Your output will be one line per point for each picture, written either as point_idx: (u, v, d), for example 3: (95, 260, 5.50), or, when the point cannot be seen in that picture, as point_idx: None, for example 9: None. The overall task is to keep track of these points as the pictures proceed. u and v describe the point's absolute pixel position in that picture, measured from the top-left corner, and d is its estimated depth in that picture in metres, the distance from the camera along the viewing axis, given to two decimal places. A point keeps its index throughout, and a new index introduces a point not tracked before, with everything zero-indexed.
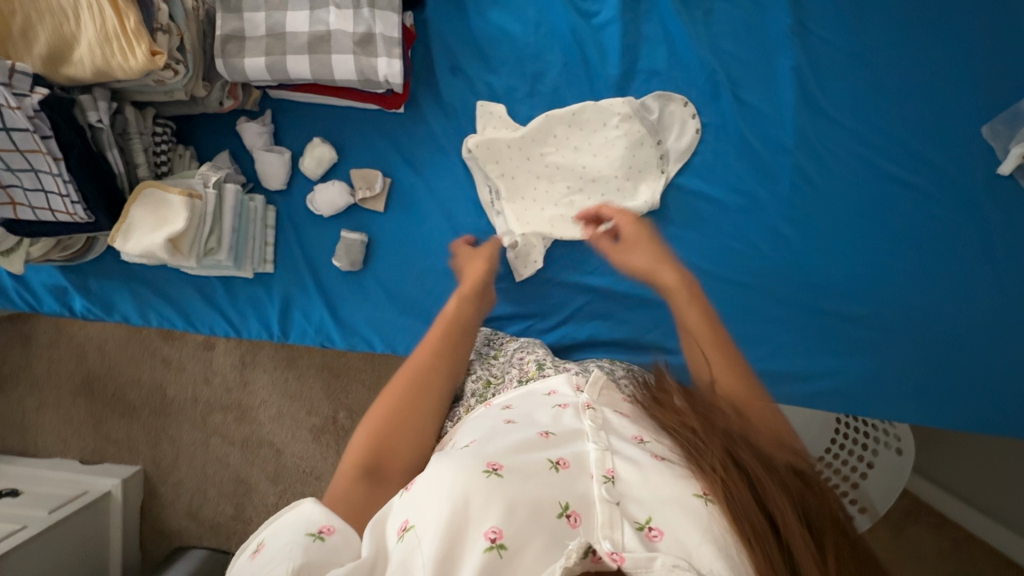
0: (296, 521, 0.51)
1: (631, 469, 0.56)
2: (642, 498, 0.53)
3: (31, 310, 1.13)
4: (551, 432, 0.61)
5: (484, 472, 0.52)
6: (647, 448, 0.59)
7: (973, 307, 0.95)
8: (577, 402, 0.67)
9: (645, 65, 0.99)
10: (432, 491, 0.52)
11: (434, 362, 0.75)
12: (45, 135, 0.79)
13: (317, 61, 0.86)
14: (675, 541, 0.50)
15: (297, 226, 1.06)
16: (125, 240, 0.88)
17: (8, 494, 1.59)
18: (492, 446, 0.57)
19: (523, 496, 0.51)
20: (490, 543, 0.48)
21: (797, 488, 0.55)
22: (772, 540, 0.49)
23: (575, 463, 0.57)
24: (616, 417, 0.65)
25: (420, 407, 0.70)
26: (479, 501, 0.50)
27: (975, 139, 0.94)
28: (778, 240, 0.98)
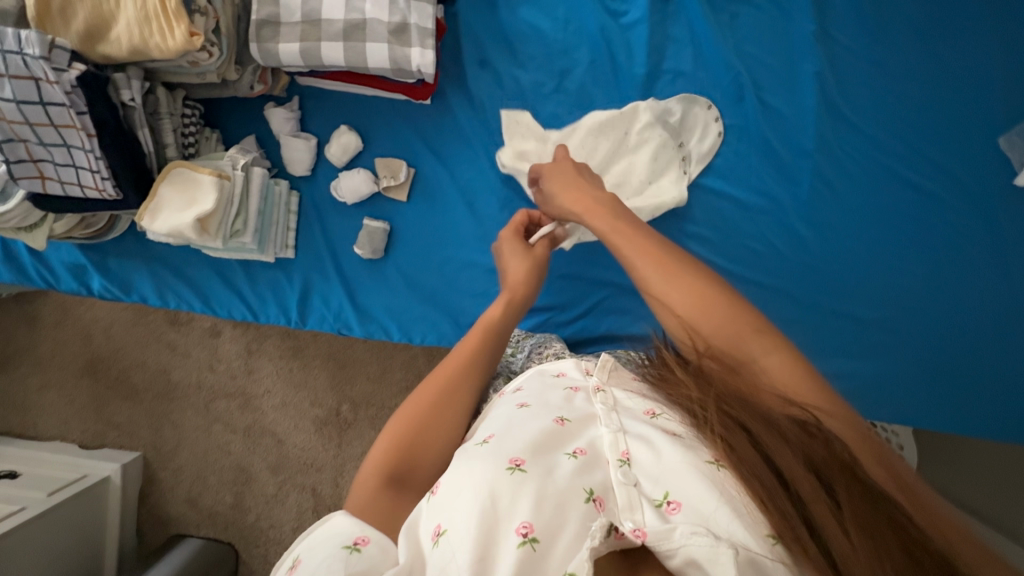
0: (331, 534, 0.53)
1: (644, 448, 0.57)
2: (655, 473, 0.54)
3: (48, 287, 1.13)
4: (566, 419, 0.61)
5: (508, 469, 0.54)
6: (658, 423, 0.59)
7: (986, 315, 0.97)
8: (587, 385, 0.68)
9: (672, 65, 1.01)
10: (459, 490, 0.54)
11: (459, 379, 0.71)
12: (80, 110, 0.80)
13: (350, 49, 0.86)
14: (690, 511, 0.50)
15: (320, 212, 1.06)
16: (153, 219, 0.89)
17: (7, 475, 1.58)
18: (510, 438, 0.58)
19: (548, 487, 0.53)
20: (523, 538, 0.49)
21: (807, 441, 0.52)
22: (785, 496, 0.48)
23: (592, 449, 0.58)
24: (626, 396, 0.65)
25: (437, 432, 0.66)
26: (506, 496, 0.52)
27: (992, 150, 0.96)
28: (795, 242, 1.00)
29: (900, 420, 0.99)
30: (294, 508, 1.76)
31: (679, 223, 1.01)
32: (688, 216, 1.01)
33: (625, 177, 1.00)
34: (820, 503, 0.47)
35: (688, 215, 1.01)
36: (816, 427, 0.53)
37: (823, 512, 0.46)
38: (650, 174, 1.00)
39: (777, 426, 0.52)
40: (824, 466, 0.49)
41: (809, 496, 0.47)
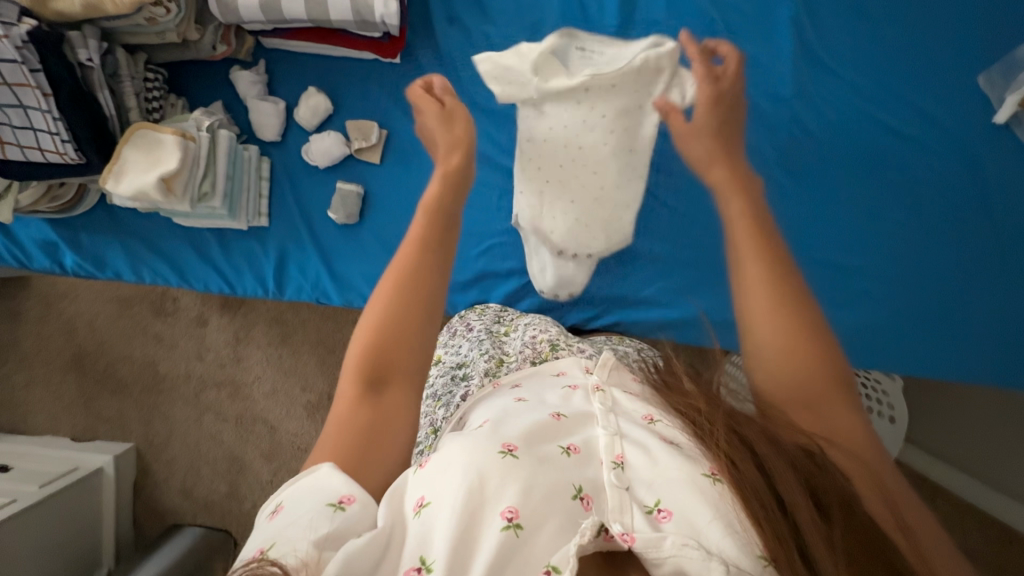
0: (317, 487, 0.51)
1: (640, 453, 0.54)
2: (649, 480, 0.51)
3: (20, 267, 1.11)
4: (562, 416, 0.59)
5: (498, 453, 0.51)
6: (656, 430, 0.57)
7: (971, 257, 0.96)
8: (587, 382, 0.66)
9: (644, 15, 0.99)
10: (445, 469, 0.51)
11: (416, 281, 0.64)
12: (34, 68, 0.78)
13: (312, 0, 0.84)
14: (685, 522, 0.47)
15: (293, 178, 1.04)
16: (117, 182, 0.86)
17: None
18: (505, 428, 0.56)
19: (537, 477, 0.50)
20: (507, 522, 0.46)
21: (807, 469, 0.52)
22: (783, 521, 0.48)
23: (586, 448, 0.55)
24: (626, 398, 0.63)
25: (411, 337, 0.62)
26: (495, 479, 0.49)
27: (972, 90, 0.95)
28: (773, 191, 0.99)
29: (885, 369, 0.98)
30: None
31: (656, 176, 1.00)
32: None
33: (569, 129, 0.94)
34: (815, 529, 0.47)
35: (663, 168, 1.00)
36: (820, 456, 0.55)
37: (814, 536, 0.47)
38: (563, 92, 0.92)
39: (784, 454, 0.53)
40: (823, 492, 0.51)
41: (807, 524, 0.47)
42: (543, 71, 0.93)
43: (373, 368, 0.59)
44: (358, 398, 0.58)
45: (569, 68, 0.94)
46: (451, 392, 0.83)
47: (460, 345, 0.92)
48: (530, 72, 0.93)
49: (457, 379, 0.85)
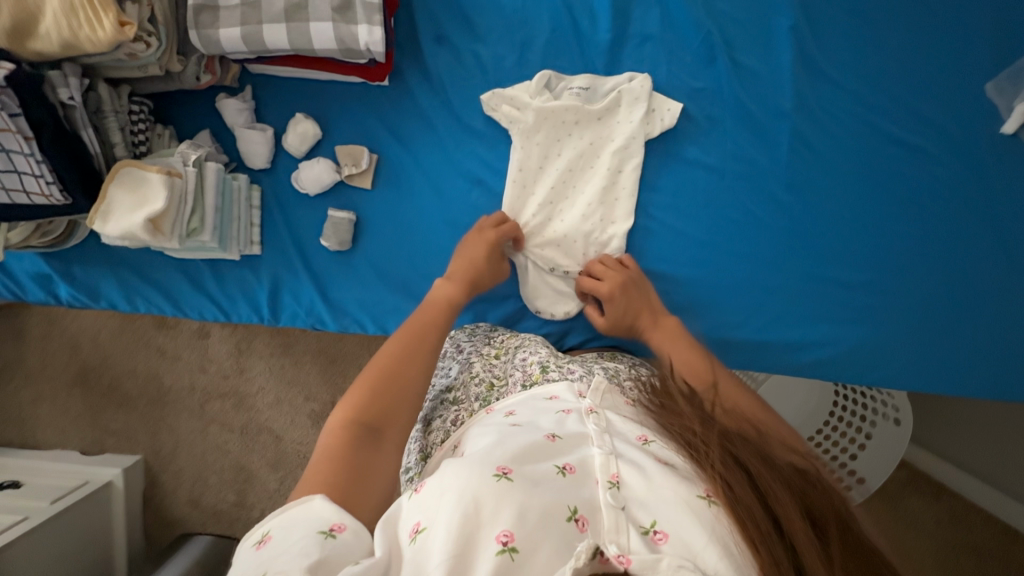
0: (308, 516, 0.51)
1: (636, 473, 0.54)
2: (646, 501, 0.51)
3: (15, 299, 1.11)
4: (557, 437, 0.59)
5: (493, 477, 0.50)
6: (651, 450, 0.57)
7: (971, 271, 0.94)
8: (580, 407, 0.65)
9: (638, 30, 0.96)
10: (442, 492, 0.50)
11: (421, 345, 0.77)
12: (13, 112, 0.76)
13: (294, 30, 0.81)
14: (681, 547, 0.47)
15: (283, 205, 1.03)
16: (104, 222, 0.85)
17: (9, 486, 1.58)
18: (499, 451, 0.55)
19: (533, 499, 0.49)
20: (502, 546, 0.45)
21: (798, 487, 0.52)
22: (778, 542, 0.47)
23: (581, 467, 0.55)
24: (620, 420, 0.63)
25: (406, 389, 0.71)
26: (491, 503, 0.48)
27: (978, 99, 0.92)
28: (773, 207, 0.96)
29: (887, 384, 0.97)
30: None
31: (652, 196, 0.98)
32: (661, 186, 0.98)
33: (552, 158, 0.98)
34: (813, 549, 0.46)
35: (661, 185, 0.98)
36: (814, 480, 0.54)
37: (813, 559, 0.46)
38: (545, 125, 0.97)
39: (778, 475, 0.52)
40: (820, 515, 0.50)
41: (801, 542, 0.47)
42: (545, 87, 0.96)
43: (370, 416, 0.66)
44: (351, 437, 0.62)
45: (572, 82, 0.96)
46: (441, 416, 0.82)
47: (448, 368, 0.91)
48: (533, 88, 0.96)
49: (448, 403, 0.84)
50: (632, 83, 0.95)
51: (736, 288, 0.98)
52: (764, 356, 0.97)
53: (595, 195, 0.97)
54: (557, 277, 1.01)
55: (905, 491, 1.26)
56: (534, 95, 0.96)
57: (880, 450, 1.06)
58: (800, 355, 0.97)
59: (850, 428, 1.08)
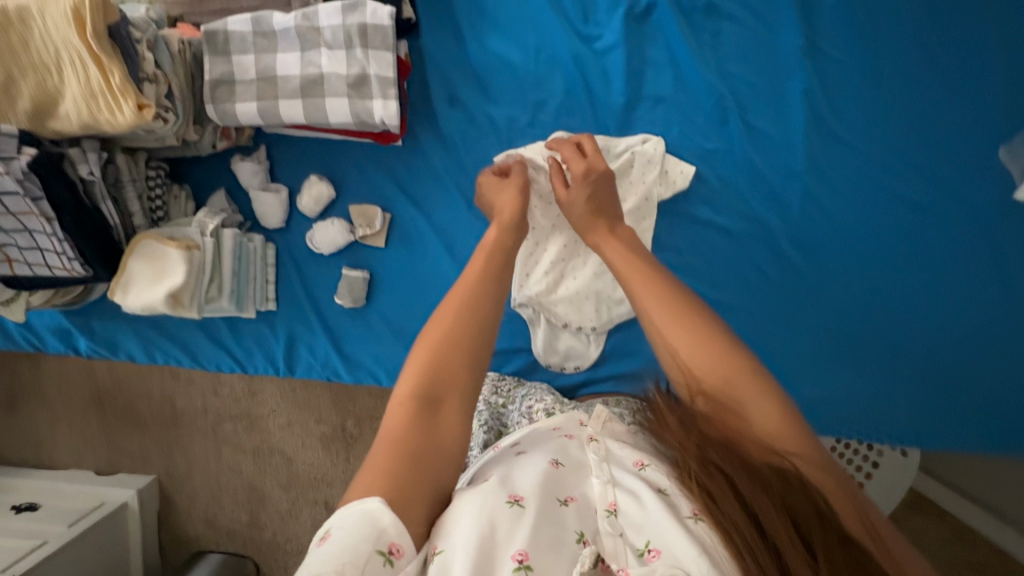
0: (366, 527, 0.46)
1: (633, 501, 0.52)
2: (642, 523, 0.50)
3: (36, 350, 1.13)
4: (561, 462, 0.56)
5: (507, 504, 0.50)
6: (648, 475, 0.54)
7: (986, 334, 0.93)
8: (581, 433, 0.62)
9: (651, 91, 0.96)
10: (456, 515, 0.49)
11: (485, 288, 0.64)
12: (36, 196, 0.77)
13: (310, 105, 0.82)
14: (675, 563, 0.46)
15: (298, 263, 1.04)
16: (124, 293, 0.88)
17: (26, 509, 1.60)
18: (506, 475, 0.55)
19: (542, 525, 0.49)
20: (518, 565, 0.45)
21: (779, 488, 0.48)
22: (763, 548, 0.45)
23: (582, 498, 0.54)
24: (619, 447, 0.59)
25: (472, 342, 0.59)
26: (505, 526, 0.48)
27: (993, 163, 0.91)
28: (786, 267, 0.96)
29: (902, 443, 0.96)
30: (309, 522, 1.71)
31: (664, 255, 0.98)
32: (673, 246, 0.98)
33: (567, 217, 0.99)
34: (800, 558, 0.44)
35: (674, 245, 0.98)
36: (797, 475, 0.49)
37: (799, 563, 0.44)
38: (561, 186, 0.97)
39: (759, 477, 0.49)
40: (805, 518, 0.47)
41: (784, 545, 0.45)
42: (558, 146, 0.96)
43: (431, 383, 0.56)
44: (413, 414, 0.53)
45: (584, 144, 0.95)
46: None
47: None
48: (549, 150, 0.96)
49: None
50: (648, 147, 0.95)
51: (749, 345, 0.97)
52: None
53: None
54: (569, 332, 1.03)
55: (912, 511, 1.24)
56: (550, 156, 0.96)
57: (887, 479, 1.04)
58: (814, 414, 0.96)
59: (856, 459, 1.04)
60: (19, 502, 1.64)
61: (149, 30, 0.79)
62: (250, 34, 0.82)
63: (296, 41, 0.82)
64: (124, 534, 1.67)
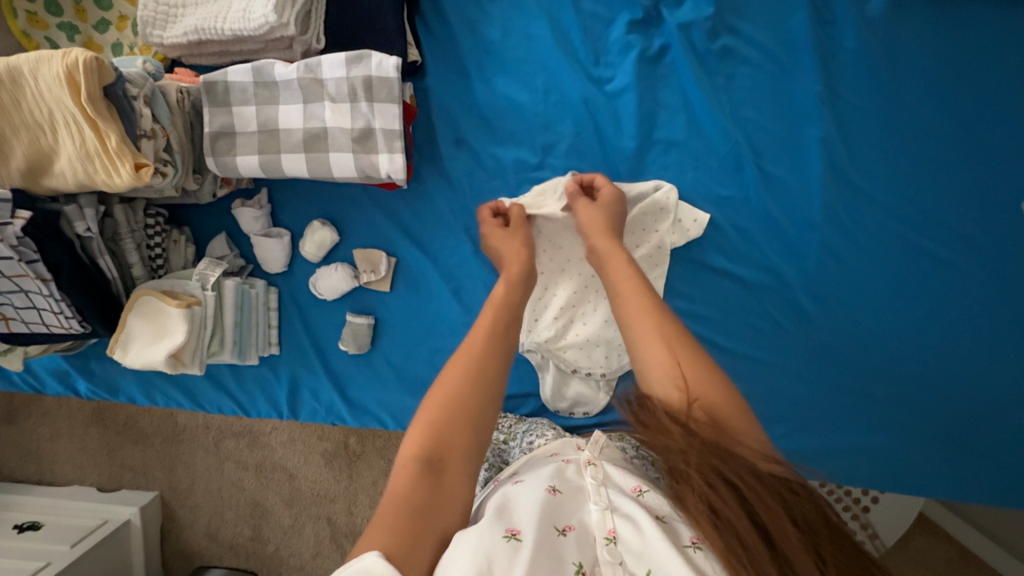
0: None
1: (631, 526, 0.51)
2: (642, 551, 0.49)
3: (35, 392, 1.10)
4: (558, 488, 0.56)
5: (503, 538, 0.49)
6: (646, 502, 0.54)
7: (1003, 387, 0.91)
8: (579, 458, 0.62)
9: (663, 134, 0.93)
10: (452, 552, 0.48)
11: (490, 345, 0.64)
12: (31, 259, 0.75)
13: (313, 160, 0.80)
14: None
15: (301, 307, 1.01)
16: (125, 351, 0.88)
17: (29, 527, 1.50)
18: (505, 509, 0.54)
19: (540, 556, 0.48)
20: None
21: (778, 493, 0.52)
22: (770, 560, 0.47)
23: (581, 526, 0.52)
24: (618, 472, 0.59)
25: (478, 401, 0.58)
26: (501, 560, 0.47)
27: (1014, 213, 0.89)
28: (800, 315, 0.94)
29: (917, 493, 0.94)
30: (312, 537, 1.64)
31: (676, 303, 0.96)
32: (684, 294, 0.96)
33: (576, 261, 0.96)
34: (807, 562, 0.47)
35: (686, 292, 0.96)
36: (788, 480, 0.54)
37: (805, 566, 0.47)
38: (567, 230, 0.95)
39: (760, 484, 0.52)
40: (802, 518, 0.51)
41: (794, 550, 0.48)
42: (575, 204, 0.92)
43: (436, 442, 0.55)
44: (417, 473, 0.52)
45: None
46: None
47: None
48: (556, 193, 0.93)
49: None
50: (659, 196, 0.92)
51: (763, 394, 0.95)
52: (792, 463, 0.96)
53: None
54: (579, 377, 0.97)
55: (915, 530, 1.21)
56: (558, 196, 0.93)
57: (894, 506, 1.06)
58: (825, 462, 0.95)
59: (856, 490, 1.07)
60: (20, 519, 1.54)
61: (146, 85, 0.75)
62: (251, 84, 0.79)
63: (299, 92, 0.79)
64: (128, 552, 1.58)
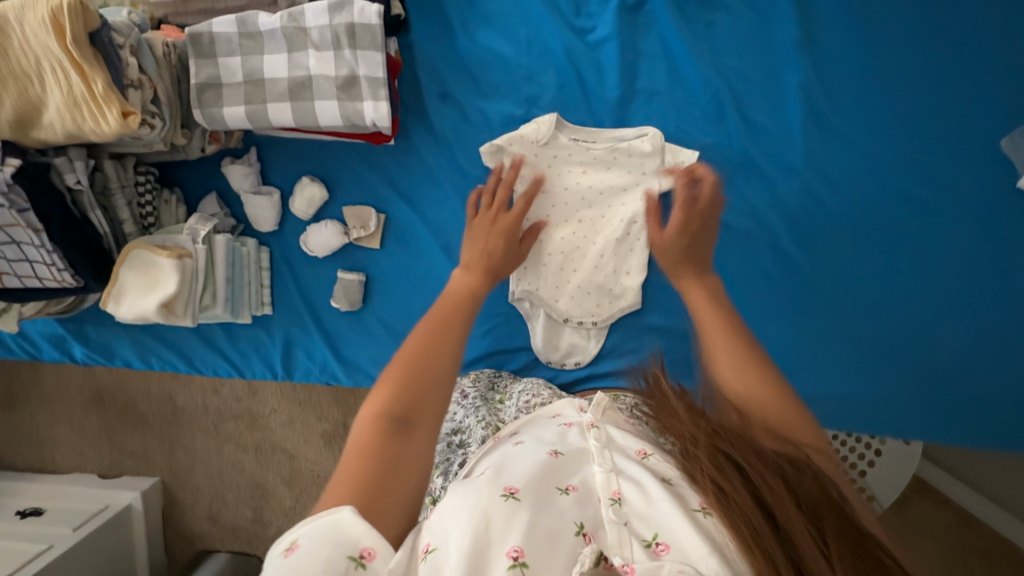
0: (337, 536, 0.44)
1: (636, 490, 0.49)
2: (647, 514, 0.47)
3: (32, 359, 1.12)
4: (560, 452, 0.54)
5: (501, 497, 0.46)
6: (650, 465, 0.52)
7: (990, 325, 0.92)
8: (582, 421, 0.61)
9: (645, 83, 0.94)
10: (450, 509, 0.46)
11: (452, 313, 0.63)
12: (22, 208, 0.78)
13: (299, 108, 0.81)
14: (683, 560, 0.43)
15: (292, 266, 1.03)
16: (117, 303, 0.89)
17: (31, 513, 1.51)
18: (504, 469, 0.51)
19: (540, 518, 0.45)
20: (513, 562, 0.42)
21: (791, 475, 0.46)
22: (775, 540, 0.42)
23: (585, 486, 0.50)
24: (620, 434, 0.58)
25: (441, 362, 0.58)
26: (498, 521, 0.44)
27: (993, 152, 0.91)
28: (785, 261, 0.95)
29: (905, 436, 0.96)
30: None
31: None
32: None
33: (567, 204, 0.97)
34: (811, 542, 0.41)
35: None
36: (804, 463, 0.48)
37: (812, 551, 0.41)
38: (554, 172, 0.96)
39: (769, 463, 0.47)
40: (816, 502, 0.45)
41: (798, 530, 0.42)
42: (555, 143, 0.95)
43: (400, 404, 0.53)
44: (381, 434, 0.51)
45: (592, 146, 0.94)
46: (448, 460, 0.81)
47: (454, 412, 0.90)
48: (544, 132, 0.94)
49: (454, 446, 0.84)
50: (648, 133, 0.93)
51: None
52: None
53: (607, 246, 0.96)
54: (570, 328, 1.00)
55: (913, 496, 1.22)
56: (547, 135, 0.94)
57: (892, 468, 1.02)
58: (813, 409, 0.96)
59: (860, 444, 1.02)
60: (22, 507, 1.56)
61: (132, 34, 0.77)
62: (236, 35, 0.81)
63: (283, 42, 0.80)
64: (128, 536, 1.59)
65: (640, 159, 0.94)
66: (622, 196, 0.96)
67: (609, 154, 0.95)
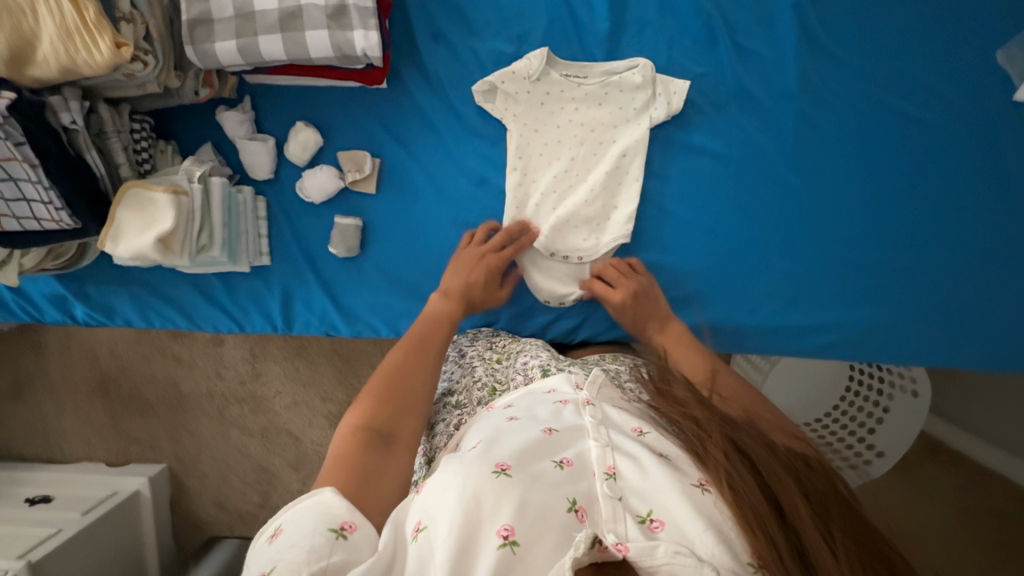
0: (319, 512, 0.46)
1: (633, 466, 0.48)
2: (644, 491, 0.46)
3: (34, 321, 1.12)
4: (554, 430, 0.52)
5: (492, 474, 0.44)
6: (647, 441, 0.51)
7: (992, 244, 0.92)
8: (577, 399, 0.58)
9: (635, 14, 0.94)
10: (440, 485, 0.45)
11: (424, 358, 0.73)
12: (18, 141, 0.77)
13: (290, 39, 0.81)
14: (678, 537, 0.42)
15: (288, 213, 1.03)
16: (115, 243, 0.88)
17: (41, 501, 1.51)
18: (497, 446, 0.49)
19: (532, 494, 0.44)
20: (503, 541, 0.40)
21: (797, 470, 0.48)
22: (776, 525, 0.42)
23: (579, 461, 0.49)
24: (617, 413, 0.56)
25: (416, 391, 0.67)
26: (490, 498, 0.43)
27: (989, 66, 0.90)
28: (783, 190, 0.95)
29: (909, 362, 0.95)
30: None
31: (659, 185, 0.97)
32: (665, 175, 0.97)
33: (559, 139, 0.97)
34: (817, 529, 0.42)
35: (664, 172, 0.97)
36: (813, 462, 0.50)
37: (816, 541, 0.41)
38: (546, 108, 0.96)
39: (778, 457, 0.48)
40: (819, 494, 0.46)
41: (803, 516, 0.43)
42: (547, 79, 0.95)
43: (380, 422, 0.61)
44: (364, 443, 0.57)
45: (583, 81, 0.95)
46: (443, 421, 0.76)
47: (451, 372, 0.87)
48: (535, 67, 0.94)
49: (449, 407, 0.78)
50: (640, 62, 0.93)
51: (740, 278, 0.96)
52: (782, 340, 0.96)
53: (600, 181, 0.96)
54: (566, 265, 0.98)
55: (923, 459, 1.20)
56: (539, 69, 0.94)
57: (897, 429, 1.02)
58: (815, 339, 0.95)
59: (866, 402, 1.04)
60: (32, 494, 1.56)
61: None
62: None
63: None
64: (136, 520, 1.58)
65: (631, 91, 0.95)
66: (614, 131, 0.96)
67: (601, 87, 0.95)
